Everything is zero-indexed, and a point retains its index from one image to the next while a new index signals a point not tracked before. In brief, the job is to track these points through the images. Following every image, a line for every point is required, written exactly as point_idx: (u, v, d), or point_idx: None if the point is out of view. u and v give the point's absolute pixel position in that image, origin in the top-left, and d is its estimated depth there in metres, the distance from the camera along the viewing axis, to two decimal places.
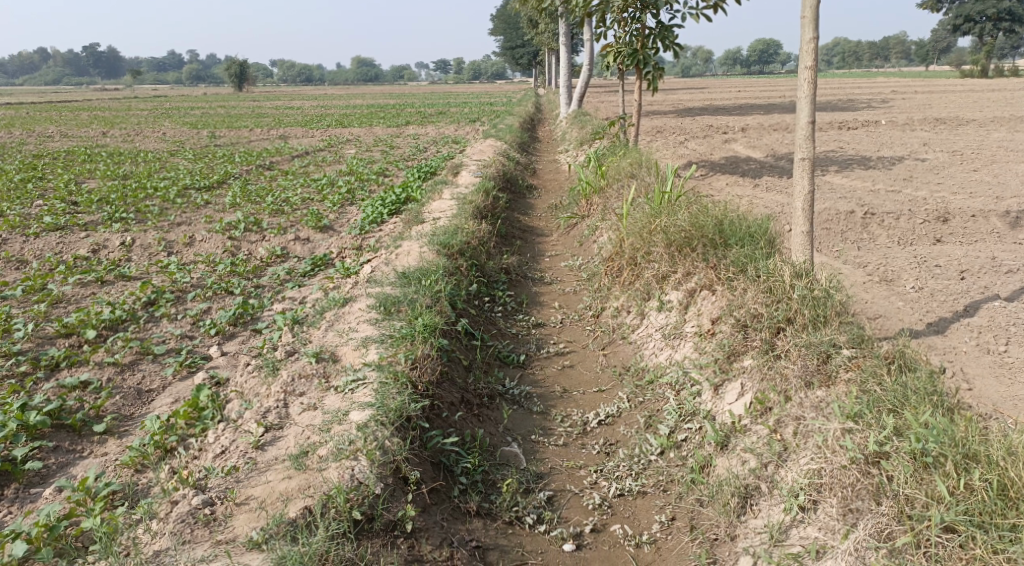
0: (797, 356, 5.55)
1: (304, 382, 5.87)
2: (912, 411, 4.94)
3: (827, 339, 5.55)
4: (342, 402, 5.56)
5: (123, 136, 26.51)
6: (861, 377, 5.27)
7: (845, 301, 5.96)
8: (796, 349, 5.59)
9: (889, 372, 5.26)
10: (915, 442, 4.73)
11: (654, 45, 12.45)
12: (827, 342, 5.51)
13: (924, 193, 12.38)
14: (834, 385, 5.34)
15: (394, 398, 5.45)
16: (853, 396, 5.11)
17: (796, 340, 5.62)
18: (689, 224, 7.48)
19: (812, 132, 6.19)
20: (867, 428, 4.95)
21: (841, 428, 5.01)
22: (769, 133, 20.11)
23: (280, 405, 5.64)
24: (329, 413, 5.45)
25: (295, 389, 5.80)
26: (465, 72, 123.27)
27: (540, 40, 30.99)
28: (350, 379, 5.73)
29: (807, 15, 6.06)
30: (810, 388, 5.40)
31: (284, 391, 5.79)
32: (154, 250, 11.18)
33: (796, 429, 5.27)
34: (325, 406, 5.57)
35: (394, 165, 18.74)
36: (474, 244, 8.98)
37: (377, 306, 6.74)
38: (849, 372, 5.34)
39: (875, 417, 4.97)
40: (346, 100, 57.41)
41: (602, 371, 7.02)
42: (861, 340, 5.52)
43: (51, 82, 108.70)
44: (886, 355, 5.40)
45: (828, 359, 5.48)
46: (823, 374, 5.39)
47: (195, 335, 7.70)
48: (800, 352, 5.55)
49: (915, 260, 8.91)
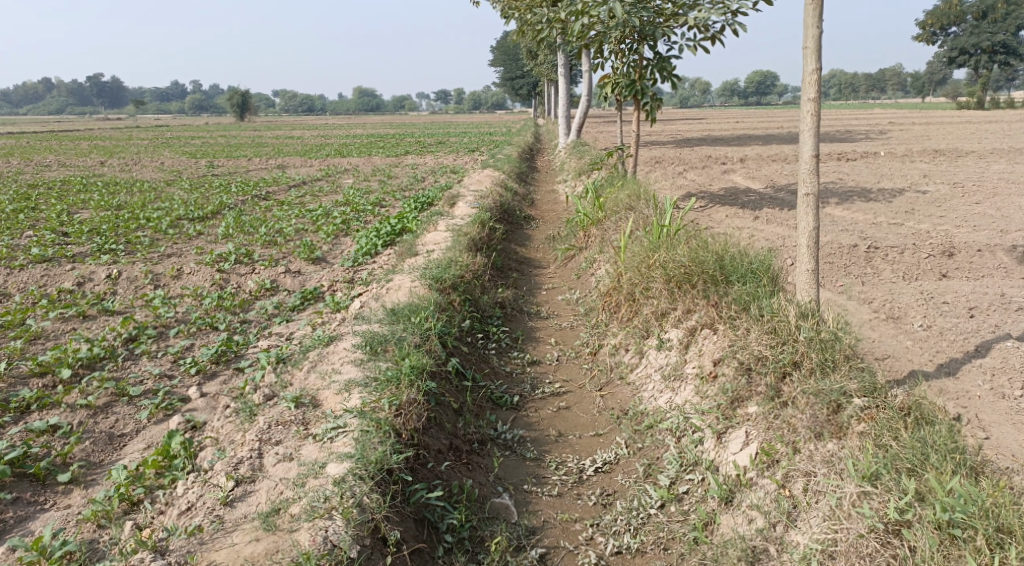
0: (806, 405, 5.25)
1: (281, 429, 5.55)
2: (935, 474, 4.68)
3: (836, 384, 5.25)
4: (320, 452, 5.26)
5: (121, 166, 26.35)
6: (875, 430, 4.98)
7: (854, 344, 5.67)
8: (804, 397, 5.29)
9: (905, 426, 4.98)
10: (942, 512, 4.51)
11: (652, 76, 12.25)
12: (839, 389, 5.20)
13: (927, 226, 12.13)
14: (846, 438, 5.05)
15: (374, 449, 5.16)
16: (870, 453, 4.84)
17: (803, 388, 5.32)
18: (689, 260, 7.20)
19: (816, 167, 5.92)
20: (886, 493, 4.70)
21: (858, 492, 4.76)
22: (769, 164, 19.92)
23: (254, 455, 5.31)
24: (305, 465, 5.15)
25: (271, 437, 5.47)
26: (466, 102, 124.04)
27: (538, 71, 30.94)
28: (330, 426, 5.43)
29: (811, 45, 5.81)
30: (820, 440, 5.11)
31: (259, 439, 5.47)
32: (140, 282, 10.87)
33: (807, 485, 4.99)
34: (302, 456, 5.26)
35: (390, 196, 18.52)
36: (468, 278, 8.70)
37: (362, 344, 6.44)
38: (862, 424, 5.04)
39: (894, 480, 4.73)
40: (346, 129, 57.38)
41: (599, 414, 6.71)
42: (874, 388, 5.20)
43: (55, 112, 109.30)
44: (903, 406, 5.10)
45: (841, 408, 5.18)
46: (836, 426, 5.09)
47: (175, 374, 7.38)
48: (809, 401, 5.25)
49: (921, 296, 8.64)
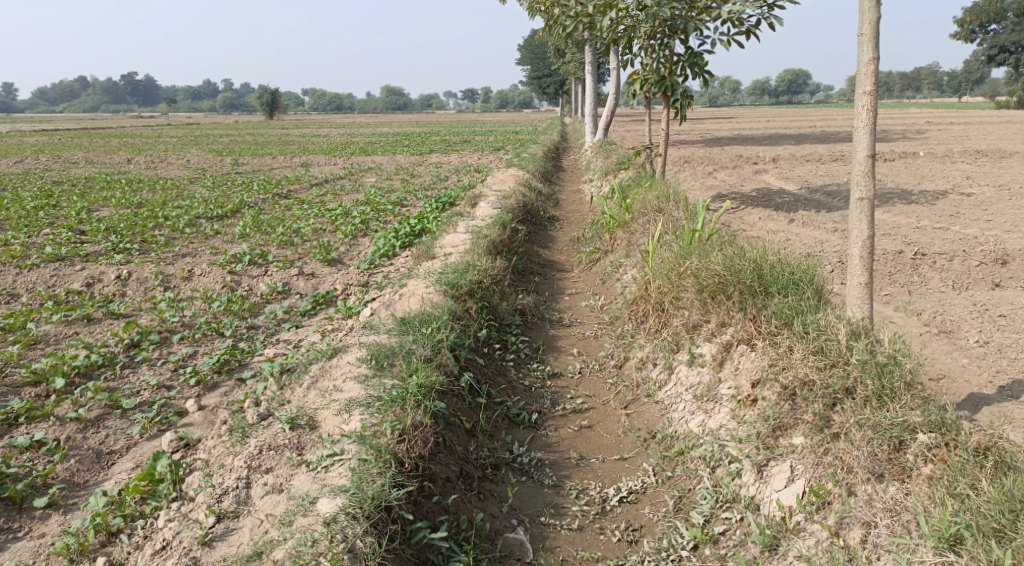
0: (862, 440, 4.69)
1: (273, 454, 5.07)
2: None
3: (896, 415, 4.70)
4: (313, 484, 4.80)
5: (146, 163, 26.03)
6: (947, 475, 4.42)
7: (912, 367, 5.10)
8: (860, 431, 4.74)
9: (984, 470, 4.39)
10: None
11: (683, 72, 11.67)
12: (902, 423, 4.64)
13: (974, 231, 11.48)
14: (911, 481, 4.50)
15: (372, 483, 4.70)
16: (946, 508, 4.29)
17: (857, 419, 4.76)
18: (723, 269, 6.64)
19: (871, 168, 5.32)
20: (972, 561, 4.13)
21: (938, 560, 4.20)
22: (802, 164, 19.24)
23: (241, 485, 4.87)
24: (295, 499, 4.69)
25: (262, 463, 5.01)
26: (494, 102, 123.82)
27: (567, 69, 30.34)
28: (326, 453, 4.97)
29: (867, 33, 5.24)
30: (881, 482, 4.56)
31: (249, 465, 5.01)
32: (149, 283, 10.38)
33: (864, 536, 4.46)
34: (293, 488, 4.81)
35: (413, 195, 18.05)
36: (486, 283, 8.19)
37: (368, 358, 5.93)
38: (930, 466, 4.49)
39: (978, 545, 4.16)
40: (373, 128, 57.12)
41: (624, 434, 6.18)
42: (942, 424, 4.63)
43: (87, 109, 110.34)
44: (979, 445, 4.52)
45: (903, 445, 4.62)
46: (899, 467, 4.55)
47: (174, 385, 6.88)
48: (865, 436, 4.69)
49: (975, 308, 8.05)
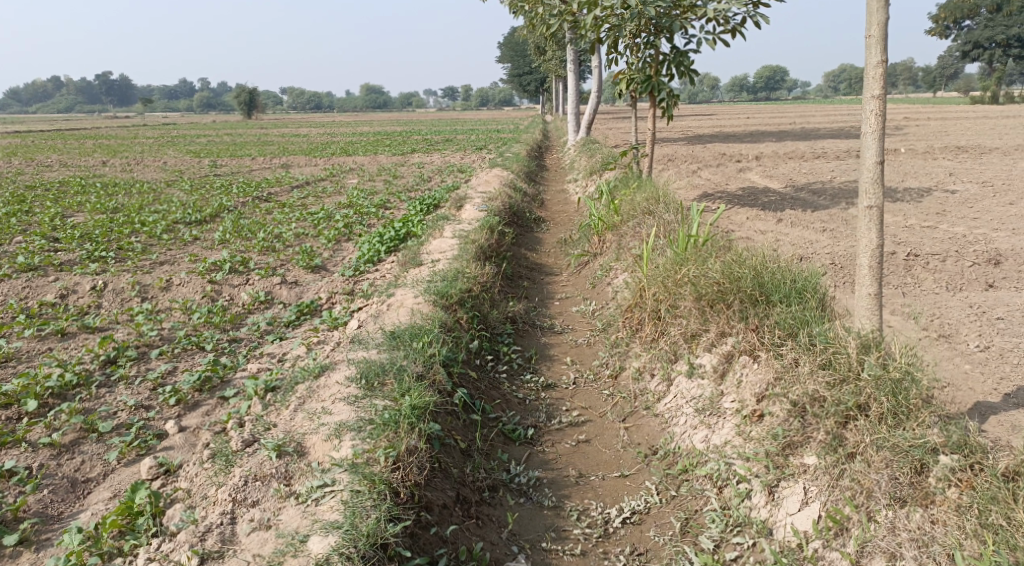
0: (881, 463, 4.58)
1: (259, 486, 4.82)
2: None
3: (916, 436, 4.59)
4: (302, 520, 4.55)
5: (122, 166, 25.56)
6: (976, 501, 4.31)
7: (927, 382, 4.94)
8: (879, 453, 4.62)
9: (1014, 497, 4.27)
10: None
11: (669, 71, 11.46)
12: (923, 445, 4.53)
13: (963, 230, 11.35)
14: (935, 506, 4.39)
15: (366, 519, 4.48)
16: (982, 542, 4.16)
17: (875, 440, 4.66)
18: (722, 276, 6.44)
19: (881, 175, 5.17)
20: None
21: None
22: (786, 161, 19.11)
23: (226, 521, 4.63)
24: (285, 537, 4.45)
25: (248, 496, 4.76)
26: (474, 101, 123.53)
27: (548, 67, 30.10)
28: (316, 484, 4.73)
29: (874, 34, 5.10)
30: (902, 508, 4.45)
31: (234, 499, 4.76)
32: (125, 294, 10.06)
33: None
34: (282, 524, 4.57)
35: (395, 197, 17.76)
36: (475, 291, 7.95)
37: (357, 377, 5.67)
38: (957, 492, 4.37)
39: None
40: (352, 127, 56.69)
41: (623, 450, 5.97)
42: (966, 445, 4.51)
43: (62, 110, 109.10)
44: (1007, 469, 4.40)
45: (925, 468, 4.50)
46: (922, 491, 4.43)
47: (153, 405, 6.60)
48: (886, 458, 4.58)
49: (972, 310, 7.88)
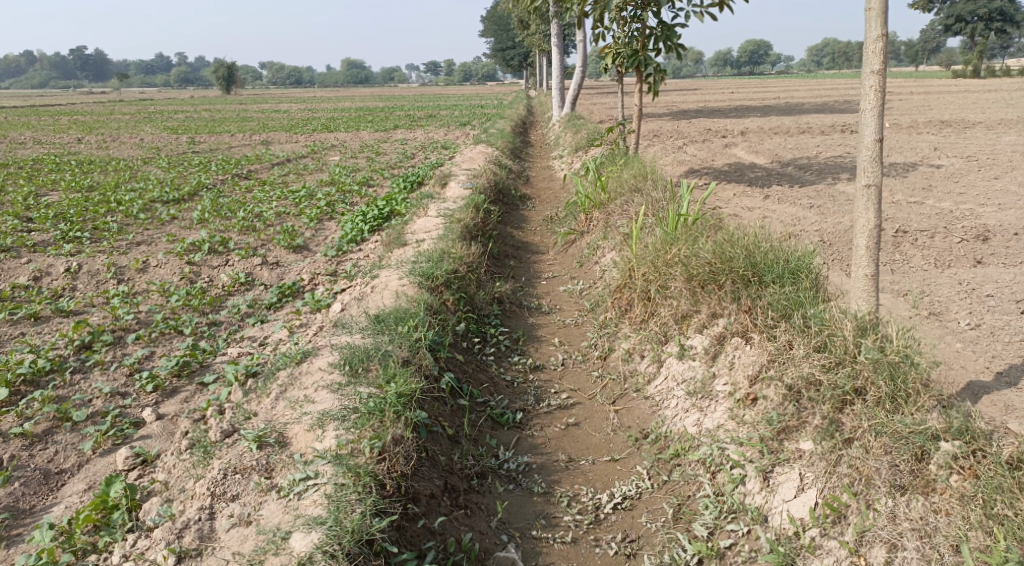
0: (882, 451, 4.53)
1: (239, 479, 4.67)
2: None
3: (917, 422, 4.54)
4: (284, 515, 4.42)
5: (98, 143, 25.10)
6: (978, 490, 4.25)
7: (926, 367, 4.87)
8: (877, 439, 4.58)
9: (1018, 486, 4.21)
10: None
11: (656, 45, 11.27)
12: (924, 432, 4.48)
13: (950, 205, 11.26)
14: (935, 495, 4.34)
15: (351, 514, 4.36)
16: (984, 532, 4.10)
17: (874, 427, 4.61)
18: (713, 256, 6.32)
19: (879, 152, 5.10)
20: None
21: None
22: (771, 137, 18.98)
23: (204, 516, 4.49)
24: (266, 534, 4.32)
25: (227, 490, 4.61)
26: (457, 76, 122.70)
27: (531, 41, 29.76)
28: (298, 477, 4.59)
29: (874, 7, 5.01)
30: (904, 496, 4.40)
31: (212, 492, 4.61)
32: (101, 276, 9.84)
33: (890, 556, 4.29)
34: (263, 519, 4.43)
35: (378, 174, 17.52)
36: (461, 272, 7.79)
37: (341, 364, 5.50)
38: (960, 481, 4.32)
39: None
40: (333, 101, 56.12)
41: (613, 433, 5.86)
42: (968, 431, 4.46)
43: (38, 86, 107.38)
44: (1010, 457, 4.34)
45: (926, 455, 4.46)
46: (923, 479, 4.38)
47: (130, 392, 6.45)
48: (886, 446, 4.53)
49: (962, 287, 7.78)
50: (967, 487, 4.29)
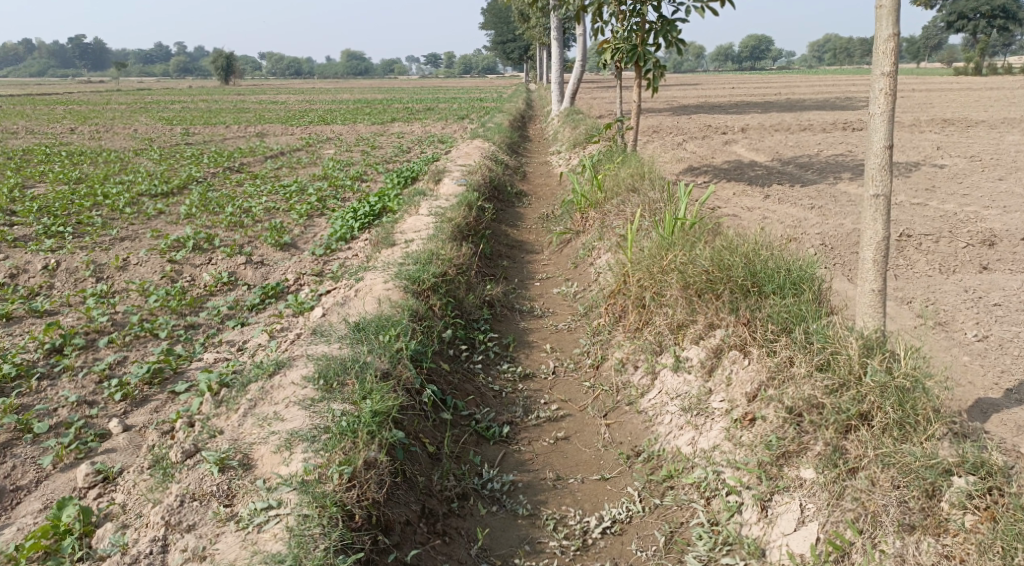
0: (891, 485, 4.30)
1: (196, 507, 4.42)
2: None
3: (928, 454, 4.30)
4: (242, 549, 4.16)
5: (91, 134, 24.74)
6: (993, 533, 4.02)
7: (936, 391, 4.59)
8: (884, 472, 4.35)
9: None
10: None
11: (655, 40, 10.95)
12: (936, 466, 4.24)
13: (954, 207, 10.95)
14: (947, 536, 4.12)
15: (313, 550, 4.10)
16: None
17: (882, 458, 4.37)
18: (712, 264, 6.01)
19: (888, 160, 4.81)
20: None
21: None
22: (771, 134, 18.64)
23: (156, 549, 4.24)
24: None
25: (182, 519, 4.35)
26: (457, 68, 122.35)
27: (531, 34, 29.42)
28: (259, 506, 4.33)
29: (886, 5, 4.71)
30: (913, 535, 4.18)
31: (167, 522, 4.36)
32: (80, 274, 9.51)
33: None
34: (218, 554, 4.16)
35: (372, 169, 17.20)
36: (450, 275, 7.48)
37: (315, 377, 5.22)
38: (974, 522, 4.09)
39: None
40: (334, 93, 55.84)
41: (604, 449, 5.57)
42: (983, 467, 4.23)
43: (36, 74, 106.92)
44: None
45: (937, 492, 4.23)
46: (935, 520, 4.16)
47: (98, 400, 6.16)
48: (896, 480, 4.30)
49: (969, 295, 7.48)
50: (981, 530, 4.06)
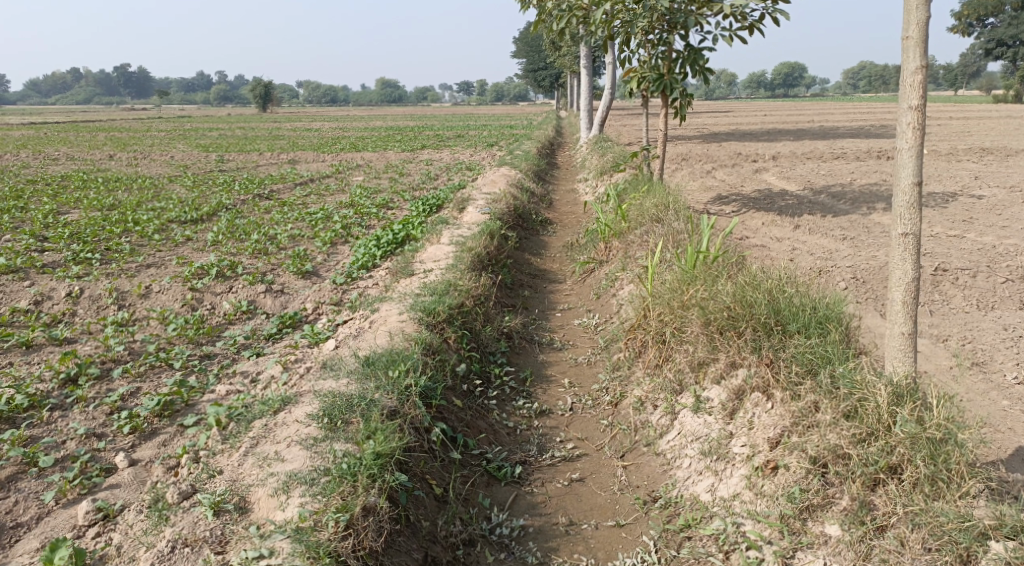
0: (923, 546, 4.21)
1: (187, 553, 4.45)
2: None
3: (962, 515, 4.20)
4: None
5: (128, 161, 24.97)
6: None
7: (970, 446, 4.42)
8: (915, 532, 4.25)
9: None
10: None
11: (683, 69, 10.79)
12: (970, 530, 4.13)
13: (991, 240, 10.62)
14: None
15: None
16: None
17: (912, 518, 4.27)
18: (734, 300, 5.80)
19: (918, 197, 4.60)
20: None
21: None
22: (803, 162, 18.35)
23: None
24: None
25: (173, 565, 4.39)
26: (490, 95, 123.15)
27: (562, 62, 29.40)
28: (251, 554, 4.34)
29: (913, 36, 4.51)
30: None
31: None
32: (102, 301, 9.32)
33: None
34: None
35: (399, 197, 17.15)
36: (467, 306, 7.31)
37: (319, 415, 5.20)
38: None
39: None
40: (368, 119, 56.33)
41: (620, 493, 5.33)
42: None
43: (79, 102, 109.26)
44: None
45: (971, 557, 4.12)
46: None
47: (107, 433, 6.01)
48: (929, 540, 4.20)
49: (1007, 334, 7.17)
50: None
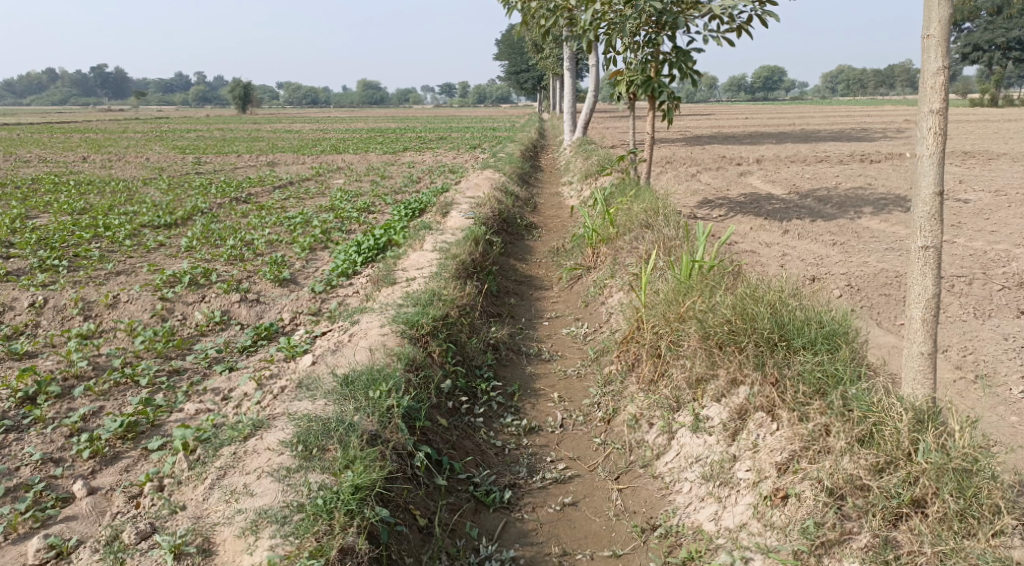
0: None
1: None
2: None
3: (999, 559, 3.98)
4: None
5: (102, 163, 24.37)
6: None
7: (1001, 481, 4.19)
8: None
9: None
10: None
11: (671, 71, 10.48)
12: None
13: (983, 245, 10.41)
14: None
15: None
16: None
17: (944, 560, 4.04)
18: (735, 313, 5.47)
19: (939, 208, 4.35)
20: None
21: None
22: (787, 165, 18.14)
23: None
24: None
25: None
26: (471, 97, 122.80)
27: (545, 65, 29.06)
28: None
29: (935, 35, 4.26)
30: None
31: None
32: (68, 312, 8.87)
33: None
34: None
35: (380, 200, 16.74)
36: (451, 317, 6.95)
37: (293, 442, 4.85)
38: None
39: None
40: (350, 122, 55.81)
41: (616, 519, 5.00)
42: None
43: (55, 103, 107.88)
44: None
45: None
46: None
47: (65, 458, 5.60)
48: None
49: (1008, 344, 6.91)
50: None
